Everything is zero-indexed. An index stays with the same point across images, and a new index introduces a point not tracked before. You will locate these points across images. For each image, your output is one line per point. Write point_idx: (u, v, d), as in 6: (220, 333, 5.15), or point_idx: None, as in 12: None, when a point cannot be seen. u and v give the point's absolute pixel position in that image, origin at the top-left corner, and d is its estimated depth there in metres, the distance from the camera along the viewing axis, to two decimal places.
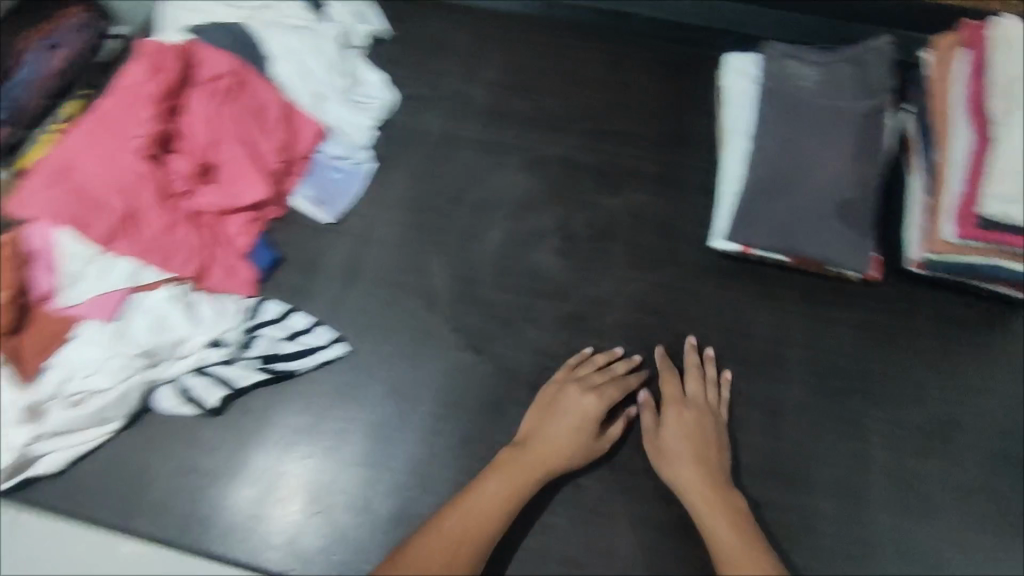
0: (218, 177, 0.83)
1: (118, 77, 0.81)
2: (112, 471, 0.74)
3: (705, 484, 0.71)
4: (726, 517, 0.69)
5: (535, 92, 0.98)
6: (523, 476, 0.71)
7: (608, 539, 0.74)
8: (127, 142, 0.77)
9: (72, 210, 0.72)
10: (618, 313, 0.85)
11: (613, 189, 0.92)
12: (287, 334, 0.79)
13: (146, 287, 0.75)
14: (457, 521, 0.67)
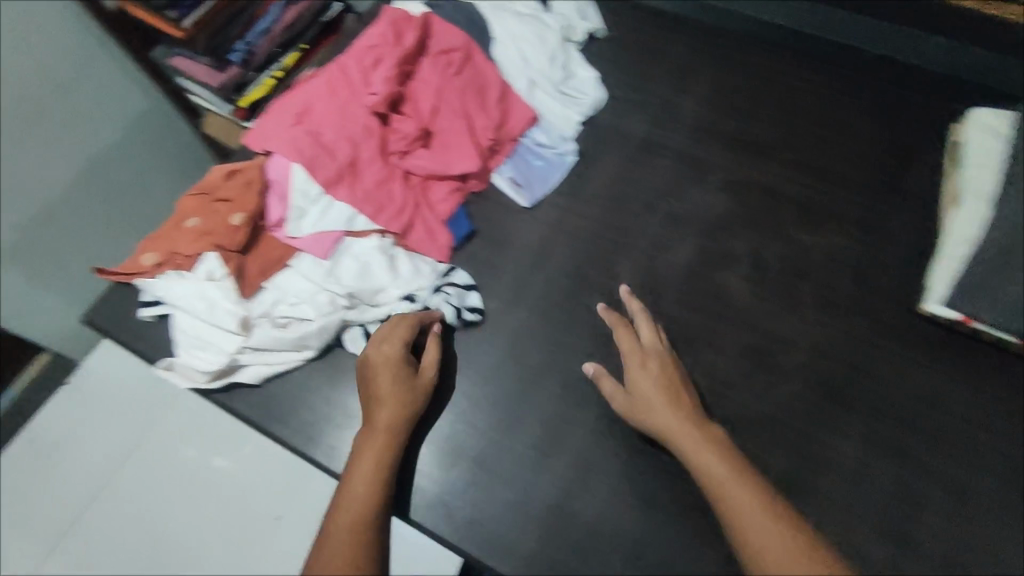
0: (433, 144, 0.88)
1: (366, 43, 0.91)
2: (296, 395, 0.78)
3: (722, 456, 0.62)
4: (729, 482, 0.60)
5: (744, 116, 0.95)
6: (389, 439, 0.67)
7: None
8: (363, 101, 0.87)
9: (309, 151, 0.82)
10: (806, 359, 0.78)
11: (816, 227, 0.86)
12: (469, 302, 0.81)
13: (357, 234, 0.82)
14: (367, 468, 0.64)
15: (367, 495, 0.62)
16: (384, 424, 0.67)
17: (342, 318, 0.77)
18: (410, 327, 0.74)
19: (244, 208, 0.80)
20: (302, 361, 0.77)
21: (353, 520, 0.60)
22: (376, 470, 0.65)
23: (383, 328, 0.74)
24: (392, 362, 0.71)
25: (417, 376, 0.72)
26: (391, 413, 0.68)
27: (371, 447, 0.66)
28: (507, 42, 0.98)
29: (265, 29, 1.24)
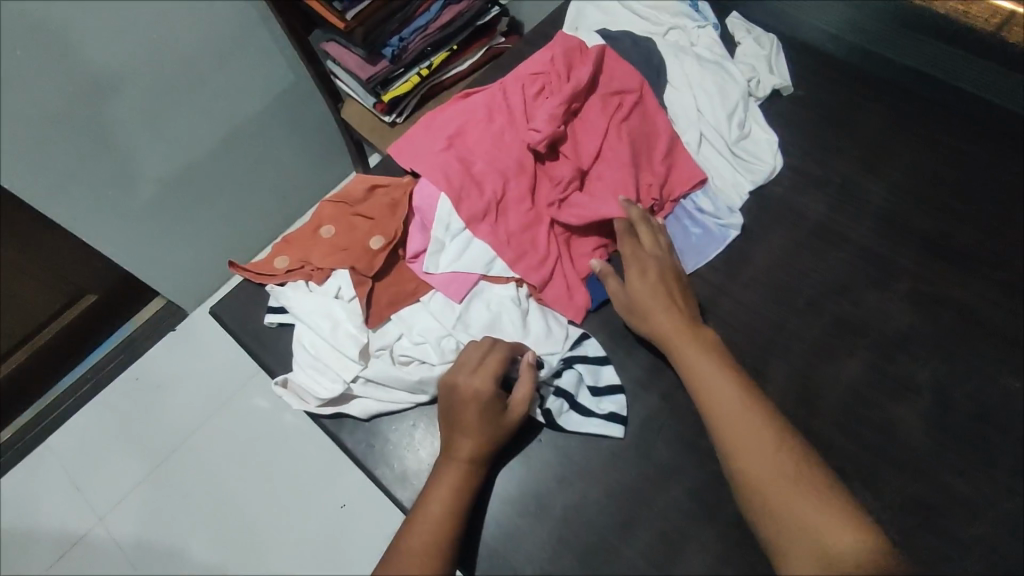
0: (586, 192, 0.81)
1: (539, 70, 0.85)
2: (403, 438, 0.74)
3: (764, 448, 0.59)
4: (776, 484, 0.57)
5: (946, 215, 0.82)
6: (466, 477, 0.65)
7: None
8: (523, 135, 0.80)
9: (456, 181, 0.77)
10: (981, 529, 0.66)
11: (1016, 368, 0.73)
12: (596, 380, 0.73)
13: (493, 279, 0.77)
14: (439, 505, 0.63)
15: (439, 528, 0.62)
16: (462, 458, 0.65)
17: None
18: (501, 362, 0.68)
19: (385, 232, 0.78)
20: (414, 404, 0.74)
21: (422, 544, 0.60)
22: (452, 502, 0.64)
23: (462, 353, 0.69)
24: (479, 402, 0.66)
25: (506, 415, 0.67)
26: (476, 452, 0.66)
27: (447, 478, 0.65)
28: (684, 89, 0.89)
29: (420, 27, 1.19)
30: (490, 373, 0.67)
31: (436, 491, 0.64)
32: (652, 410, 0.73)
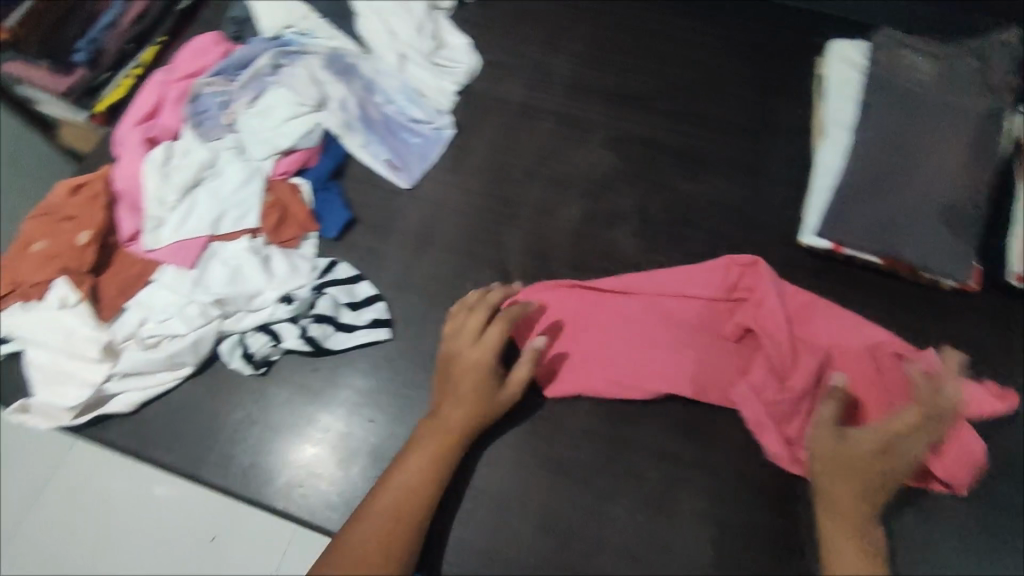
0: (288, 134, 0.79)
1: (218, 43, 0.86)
2: (179, 416, 0.73)
3: (852, 541, 0.59)
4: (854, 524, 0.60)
5: (619, 69, 0.93)
6: (445, 433, 0.66)
7: (670, 532, 0.68)
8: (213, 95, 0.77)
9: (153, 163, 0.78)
10: None
11: (695, 174, 0.87)
12: (350, 299, 0.77)
13: (224, 237, 0.77)
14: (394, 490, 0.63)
15: (406, 498, 0.63)
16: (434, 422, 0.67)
17: (218, 329, 0.73)
18: (501, 334, 0.69)
19: (90, 226, 0.75)
20: (179, 381, 0.73)
21: (380, 522, 0.61)
22: (440, 462, 0.65)
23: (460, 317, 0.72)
24: (477, 372, 0.68)
25: (500, 392, 0.68)
26: (463, 412, 0.67)
27: (427, 450, 0.65)
28: (370, 14, 0.92)
29: (106, 25, 1.07)
30: (473, 333, 0.70)
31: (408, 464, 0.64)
32: (412, 308, 0.78)
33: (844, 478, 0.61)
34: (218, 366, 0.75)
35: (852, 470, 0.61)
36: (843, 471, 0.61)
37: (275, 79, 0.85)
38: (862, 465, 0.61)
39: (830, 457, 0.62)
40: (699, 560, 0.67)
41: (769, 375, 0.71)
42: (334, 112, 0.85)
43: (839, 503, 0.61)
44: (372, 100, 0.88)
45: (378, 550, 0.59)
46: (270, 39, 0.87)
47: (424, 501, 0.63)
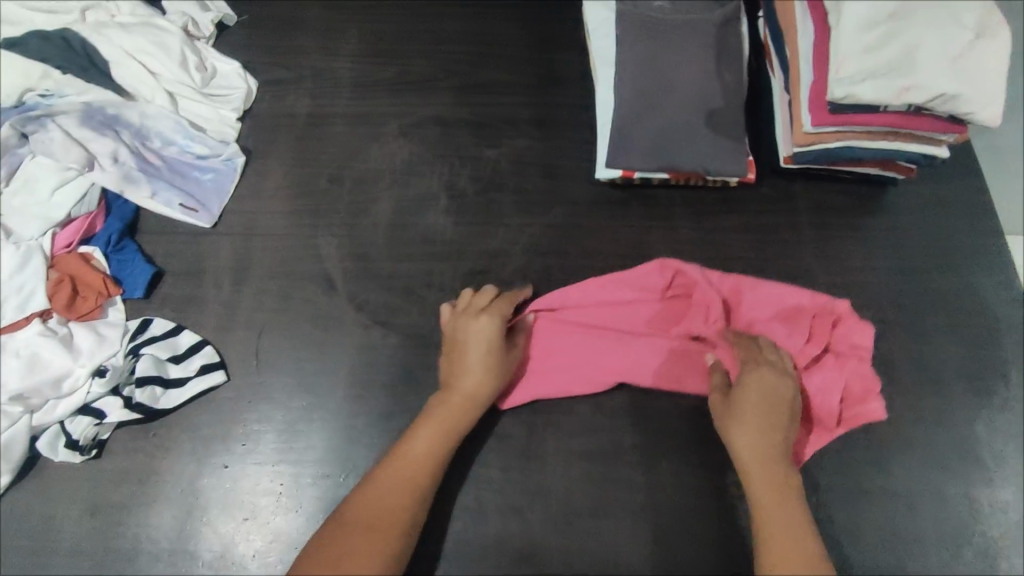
0: None
1: None
2: (11, 528, 0.67)
3: (776, 500, 0.65)
4: (777, 483, 0.66)
5: (398, 57, 0.94)
6: (468, 406, 0.69)
7: (542, 476, 0.71)
8: None
9: None
10: (523, 263, 0.83)
11: (493, 140, 0.90)
12: (173, 352, 0.73)
13: (10, 328, 0.71)
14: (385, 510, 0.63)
15: (393, 514, 0.63)
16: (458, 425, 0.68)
17: (28, 426, 0.68)
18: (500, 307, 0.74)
19: None
20: None
21: (360, 547, 0.61)
22: (430, 462, 0.66)
23: (473, 301, 0.74)
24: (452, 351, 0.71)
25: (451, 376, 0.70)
26: (484, 382, 0.69)
27: (414, 458, 0.66)
28: (123, 59, 0.85)
29: None
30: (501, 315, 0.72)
31: (382, 485, 0.64)
32: (242, 343, 0.76)
33: (757, 444, 0.67)
34: (42, 463, 0.69)
35: (760, 433, 0.67)
36: (755, 437, 0.67)
37: (29, 149, 0.78)
38: (768, 427, 0.68)
39: (742, 427, 0.68)
40: (573, 493, 0.70)
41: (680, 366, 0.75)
42: (107, 169, 0.80)
43: (759, 468, 0.67)
44: (148, 146, 0.84)
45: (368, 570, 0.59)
46: (9, 108, 0.80)
47: (416, 509, 0.64)
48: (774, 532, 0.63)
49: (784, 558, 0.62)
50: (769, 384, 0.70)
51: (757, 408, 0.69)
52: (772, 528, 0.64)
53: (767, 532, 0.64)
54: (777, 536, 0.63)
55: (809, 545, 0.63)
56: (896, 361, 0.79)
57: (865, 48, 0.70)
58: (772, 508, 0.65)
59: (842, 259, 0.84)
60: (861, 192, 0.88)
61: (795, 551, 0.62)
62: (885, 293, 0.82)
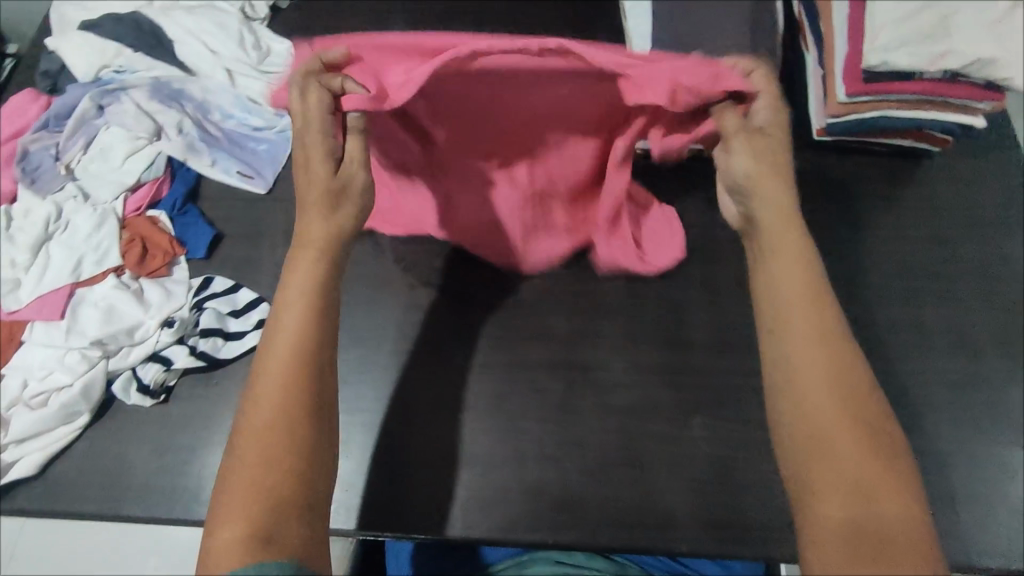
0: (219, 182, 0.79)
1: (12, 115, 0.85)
2: (88, 465, 0.72)
3: (840, 384, 0.52)
4: (794, 245, 0.56)
5: (442, 36, 0.99)
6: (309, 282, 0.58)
7: (581, 429, 0.74)
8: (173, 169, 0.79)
9: None
10: None
11: None
12: (232, 308, 0.78)
13: (89, 282, 0.77)
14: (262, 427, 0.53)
15: (274, 436, 0.52)
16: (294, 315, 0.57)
17: (105, 370, 0.73)
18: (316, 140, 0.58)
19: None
20: (76, 432, 0.72)
21: (257, 467, 0.51)
22: (292, 366, 0.55)
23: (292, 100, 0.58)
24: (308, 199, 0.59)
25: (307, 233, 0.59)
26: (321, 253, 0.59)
27: (279, 366, 0.55)
28: (186, 38, 0.91)
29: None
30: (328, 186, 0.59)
31: (262, 400, 0.54)
32: None
33: (771, 205, 0.57)
34: (117, 407, 0.75)
35: (776, 184, 0.57)
36: (767, 190, 0.57)
37: (103, 121, 0.85)
38: (775, 175, 0.57)
39: (749, 173, 0.57)
40: (608, 444, 0.73)
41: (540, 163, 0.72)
42: (173, 139, 0.85)
43: (771, 229, 0.57)
44: (210, 118, 0.89)
45: (259, 485, 0.51)
46: (88, 83, 0.87)
47: (300, 408, 0.54)
48: (800, 311, 0.54)
49: (816, 339, 0.53)
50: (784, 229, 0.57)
51: (762, 159, 0.57)
52: (793, 303, 0.55)
53: (789, 314, 0.54)
54: (806, 317, 0.54)
55: (830, 311, 0.55)
56: (930, 327, 0.80)
57: (897, 20, 0.73)
58: (789, 280, 0.55)
59: (877, 229, 0.85)
60: (896, 164, 0.89)
61: (820, 326, 0.54)
62: (919, 262, 0.83)
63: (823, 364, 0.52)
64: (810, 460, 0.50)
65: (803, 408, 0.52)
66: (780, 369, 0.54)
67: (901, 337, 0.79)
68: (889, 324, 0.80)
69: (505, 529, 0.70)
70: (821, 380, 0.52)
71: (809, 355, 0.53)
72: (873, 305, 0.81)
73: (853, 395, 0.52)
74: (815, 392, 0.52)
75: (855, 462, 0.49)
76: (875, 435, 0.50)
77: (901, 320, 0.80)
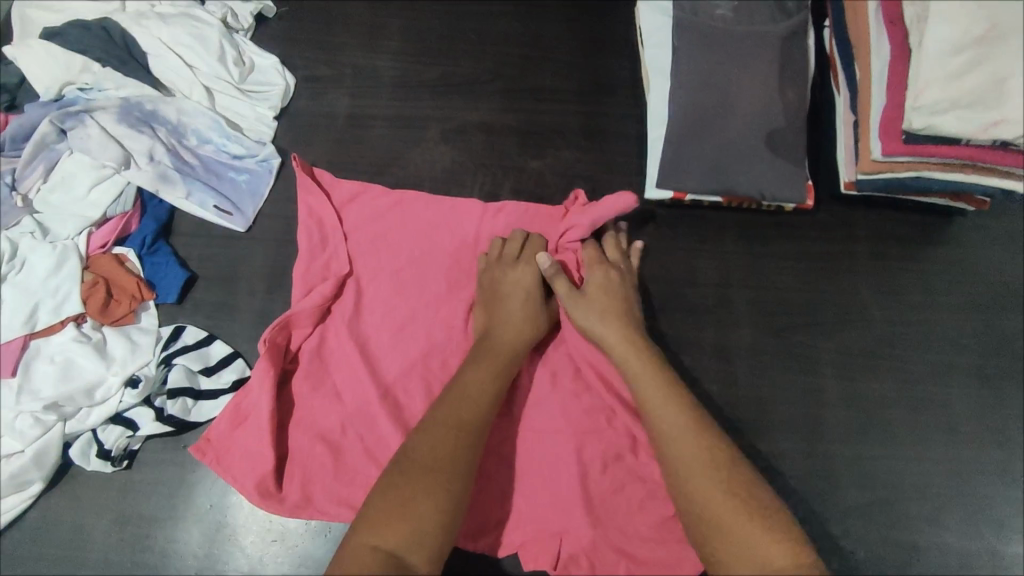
0: (349, 278, 0.77)
1: None
2: (41, 535, 0.67)
3: (704, 472, 0.61)
4: (655, 382, 0.66)
5: (443, 57, 0.90)
6: (509, 353, 0.69)
7: None
8: (333, 245, 0.77)
9: None
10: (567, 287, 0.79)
11: (538, 150, 0.86)
12: (204, 364, 0.72)
13: (44, 332, 0.69)
14: (419, 452, 0.61)
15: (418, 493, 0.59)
16: (474, 361, 0.68)
17: (61, 434, 0.67)
18: (542, 255, 0.75)
19: None
20: (30, 500, 0.66)
21: (390, 528, 0.57)
22: (471, 412, 0.65)
23: (521, 254, 0.75)
24: (531, 290, 0.73)
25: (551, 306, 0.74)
26: (524, 333, 0.71)
27: (448, 418, 0.64)
28: (161, 50, 0.83)
29: None
30: (539, 264, 0.74)
31: (425, 435, 0.62)
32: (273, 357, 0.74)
33: (616, 335, 0.69)
34: (74, 469, 0.69)
35: (611, 317, 0.71)
36: (604, 321, 0.70)
37: (67, 146, 0.77)
38: (618, 311, 0.71)
39: (602, 318, 0.71)
40: (597, 561, 0.69)
41: (459, 304, 0.76)
42: (143, 167, 0.78)
43: (640, 379, 0.67)
44: (184, 144, 0.81)
45: (411, 515, 0.58)
46: (49, 101, 0.78)
47: (459, 463, 0.61)
48: (683, 441, 0.63)
49: (705, 478, 0.61)
50: (611, 315, 0.71)
51: (600, 297, 0.72)
52: (675, 437, 0.63)
53: (671, 445, 0.63)
54: (689, 444, 0.63)
55: (698, 423, 0.64)
56: (956, 407, 0.75)
57: (949, 76, 0.65)
58: (665, 415, 0.65)
59: (905, 294, 0.79)
60: (926, 221, 0.82)
61: (697, 440, 0.63)
62: (947, 333, 0.78)
63: (702, 473, 0.61)
64: (710, 544, 0.59)
65: (698, 503, 0.61)
66: (680, 489, 0.62)
67: (925, 418, 0.74)
68: (913, 403, 0.75)
69: None
70: (706, 477, 0.61)
71: (695, 471, 0.62)
72: (898, 379, 0.76)
73: (735, 477, 0.61)
74: (706, 493, 0.60)
75: (735, 532, 0.58)
76: (759, 513, 0.59)
77: (926, 401, 0.75)
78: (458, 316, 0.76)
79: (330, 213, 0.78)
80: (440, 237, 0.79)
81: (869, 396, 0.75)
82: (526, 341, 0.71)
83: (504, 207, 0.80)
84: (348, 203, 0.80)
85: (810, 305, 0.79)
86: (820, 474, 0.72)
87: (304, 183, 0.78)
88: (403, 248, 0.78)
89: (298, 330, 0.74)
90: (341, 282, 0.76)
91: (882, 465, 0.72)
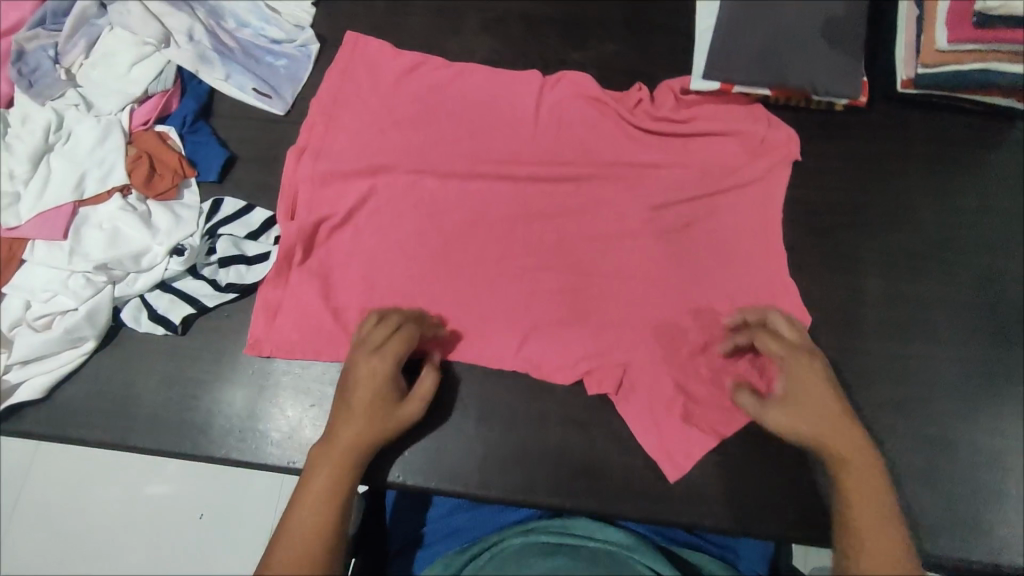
0: (413, 140, 0.77)
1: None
2: (95, 391, 0.70)
3: None
4: (869, 481, 0.59)
5: None
6: (361, 439, 0.61)
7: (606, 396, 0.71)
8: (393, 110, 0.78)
9: None
10: (621, 178, 0.76)
11: (580, 42, 0.83)
12: (248, 231, 0.74)
13: (93, 200, 0.71)
14: (313, 493, 0.58)
15: (337, 472, 0.60)
16: (336, 435, 0.61)
17: (111, 296, 0.69)
18: (390, 362, 0.64)
19: None
20: (84, 357, 0.69)
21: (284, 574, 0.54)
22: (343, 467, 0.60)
23: (364, 342, 0.65)
24: (377, 393, 0.63)
25: (402, 406, 0.64)
26: (378, 420, 0.62)
27: (336, 455, 0.60)
28: None
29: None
30: (387, 369, 0.64)
31: (309, 478, 0.59)
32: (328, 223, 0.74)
33: (821, 413, 0.62)
34: (125, 332, 0.72)
35: (817, 386, 0.63)
36: (818, 391, 0.63)
37: (107, 21, 0.77)
38: (827, 392, 0.63)
39: (790, 381, 0.63)
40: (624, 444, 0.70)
41: (510, 169, 0.77)
42: (183, 47, 0.77)
43: (834, 440, 0.61)
44: (223, 26, 0.81)
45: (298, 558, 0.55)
46: None
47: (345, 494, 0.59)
48: (870, 544, 0.56)
49: None
50: (812, 393, 0.62)
51: (809, 393, 0.62)
52: (870, 545, 0.56)
53: (864, 549, 0.56)
54: (874, 543, 0.56)
55: (896, 527, 0.58)
56: (1000, 311, 0.73)
57: None
58: (862, 497, 0.59)
59: (958, 198, 0.77)
60: (987, 126, 0.79)
61: (892, 557, 0.56)
62: (998, 239, 0.75)
63: None
64: None
65: None
66: None
67: (968, 323, 0.73)
68: (957, 305, 0.73)
69: (525, 490, 0.68)
70: None
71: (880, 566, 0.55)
72: (942, 282, 0.74)
73: None
74: None
75: None
76: None
77: (970, 305, 0.73)
78: (507, 179, 0.76)
79: (364, 81, 0.79)
80: (505, 107, 0.79)
81: (911, 299, 0.73)
82: (383, 414, 0.62)
83: (565, 75, 0.80)
84: (411, 72, 0.80)
85: (856, 206, 0.77)
86: (858, 370, 0.71)
87: (343, 54, 0.80)
88: (463, 116, 0.78)
89: (357, 191, 0.75)
90: (404, 146, 0.77)
91: (920, 367, 0.71)
